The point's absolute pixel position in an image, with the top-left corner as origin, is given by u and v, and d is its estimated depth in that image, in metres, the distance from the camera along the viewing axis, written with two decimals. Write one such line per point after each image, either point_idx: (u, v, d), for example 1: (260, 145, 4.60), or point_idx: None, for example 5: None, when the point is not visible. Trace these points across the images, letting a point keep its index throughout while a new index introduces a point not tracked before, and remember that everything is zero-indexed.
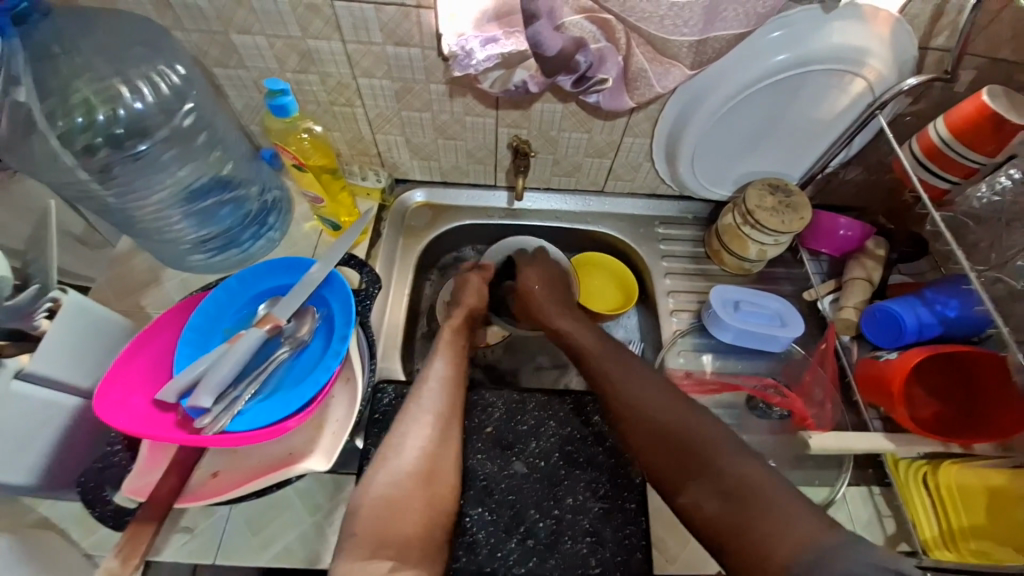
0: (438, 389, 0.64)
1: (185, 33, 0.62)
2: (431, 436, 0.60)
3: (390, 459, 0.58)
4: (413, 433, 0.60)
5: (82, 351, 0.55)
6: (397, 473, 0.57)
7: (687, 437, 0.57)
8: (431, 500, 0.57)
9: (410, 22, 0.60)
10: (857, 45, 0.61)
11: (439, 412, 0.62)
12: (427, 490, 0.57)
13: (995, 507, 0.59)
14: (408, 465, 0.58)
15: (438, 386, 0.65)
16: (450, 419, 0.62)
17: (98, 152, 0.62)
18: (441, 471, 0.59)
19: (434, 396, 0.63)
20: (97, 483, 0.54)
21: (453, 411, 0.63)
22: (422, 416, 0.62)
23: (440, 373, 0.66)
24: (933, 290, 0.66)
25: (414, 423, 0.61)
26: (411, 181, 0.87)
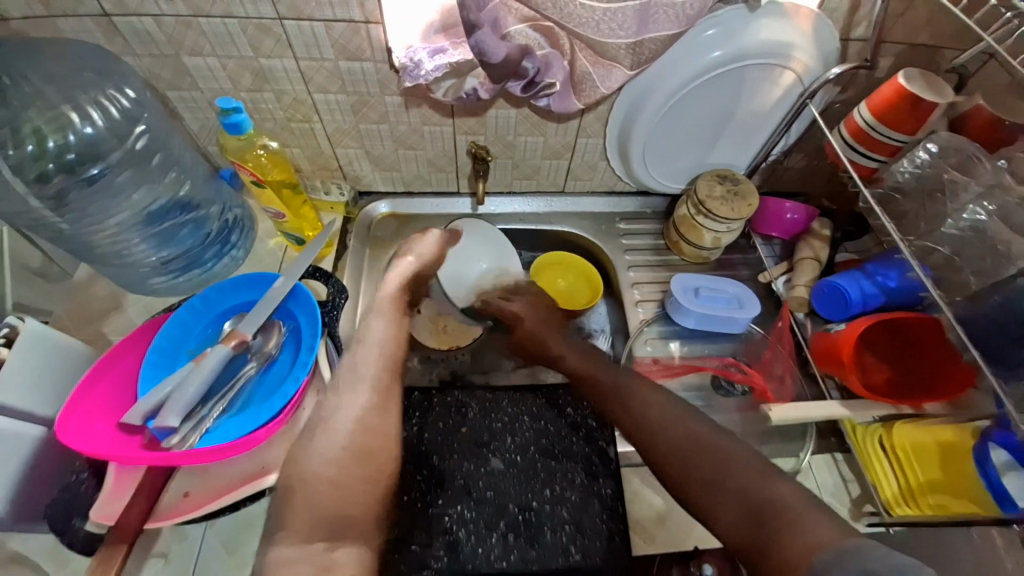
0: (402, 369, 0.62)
1: (135, 58, 0.62)
2: (369, 400, 0.58)
3: (323, 437, 0.54)
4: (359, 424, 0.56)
5: (44, 379, 0.55)
6: (328, 449, 0.53)
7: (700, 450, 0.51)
8: (372, 476, 0.53)
9: (360, 37, 0.62)
10: (784, 40, 0.66)
11: (374, 380, 0.59)
12: (366, 466, 0.53)
13: (949, 459, 0.62)
14: (341, 441, 0.53)
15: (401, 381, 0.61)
16: (387, 386, 0.60)
17: (53, 179, 0.62)
18: (384, 446, 0.55)
19: (368, 363, 0.61)
20: (64, 513, 0.53)
21: (391, 378, 0.61)
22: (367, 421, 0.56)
23: (378, 338, 0.64)
24: (872, 264, 0.70)
25: (348, 391, 0.58)
26: (375, 194, 0.88)
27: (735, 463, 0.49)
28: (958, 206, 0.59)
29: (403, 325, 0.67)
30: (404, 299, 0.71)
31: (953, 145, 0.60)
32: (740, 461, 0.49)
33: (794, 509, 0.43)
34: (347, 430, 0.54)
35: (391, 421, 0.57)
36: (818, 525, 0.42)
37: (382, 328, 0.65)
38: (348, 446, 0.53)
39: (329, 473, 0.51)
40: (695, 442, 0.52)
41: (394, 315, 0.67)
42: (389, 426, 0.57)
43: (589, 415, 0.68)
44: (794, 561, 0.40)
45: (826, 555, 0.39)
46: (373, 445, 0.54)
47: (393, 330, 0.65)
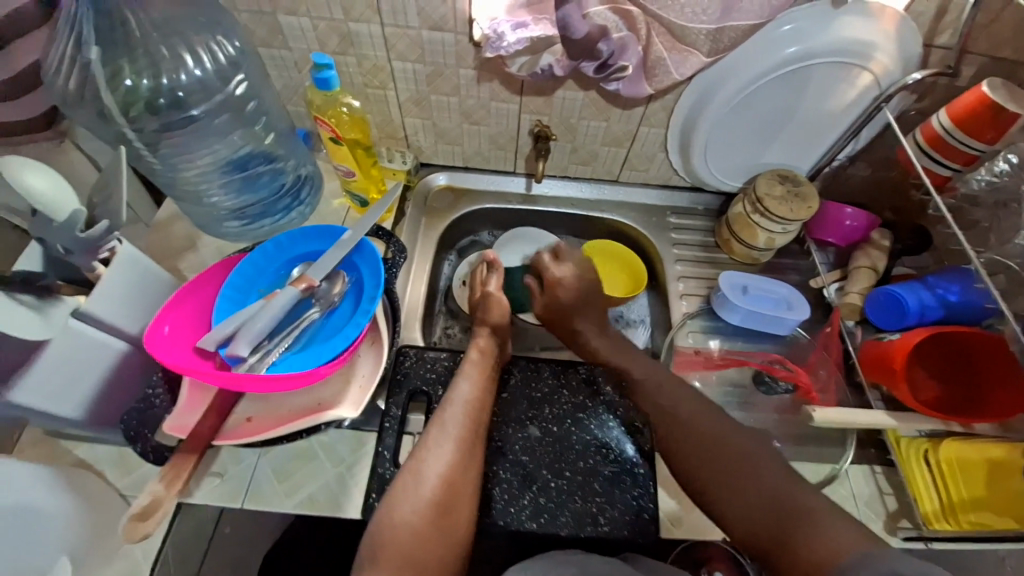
0: (463, 412, 0.61)
1: (236, 13, 0.67)
2: (453, 459, 0.58)
3: (409, 489, 0.56)
4: (434, 459, 0.58)
5: (133, 300, 0.59)
6: (412, 500, 0.55)
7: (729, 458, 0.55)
8: (444, 526, 0.55)
9: (446, 8, 0.65)
10: (865, 40, 0.66)
11: (460, 437, 0.59)
12: (445, 522, 0.55)
13: (994, 478, 0.61)
14: (428, 494, 0.55)
15: (462, 412, 0.61)
16: (472, 447, 0.60)
17: (162, 112, 0.67)
18: (462, 494, 0.57)
19: (455, 418, 0.61)
20: (139, 422, 0.58)
21: (474, 440, 0.60)
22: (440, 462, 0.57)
23: (464, 397, 0.62)
24: (934, 276, 0.69)
25: (435, 447, 0.58)
26: (434, 166, 0.91)
27: (761, 460, 0.54)
28: None
29: (489, 386, 0.65)
30: (491, 353, 0.68)
31: None
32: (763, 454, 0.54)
33: (824, 513, 0.48)
34: (432, 485, 0.56)
35: (473, 478, 0.58)
36: (846, 529, 0.46)
37: (468, 385, 0.64)
38: (431, 497, 0.55)
39: (412, 524, 0.54)
40: (715, 430, 0.58)
41: (480, 374, 0.65)
42: (457, 470, 0.58)
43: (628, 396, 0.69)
44: (817, 558, 0.45)
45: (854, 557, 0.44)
46: (445, 498, 0.56)
47: (481, 383, 0.64)
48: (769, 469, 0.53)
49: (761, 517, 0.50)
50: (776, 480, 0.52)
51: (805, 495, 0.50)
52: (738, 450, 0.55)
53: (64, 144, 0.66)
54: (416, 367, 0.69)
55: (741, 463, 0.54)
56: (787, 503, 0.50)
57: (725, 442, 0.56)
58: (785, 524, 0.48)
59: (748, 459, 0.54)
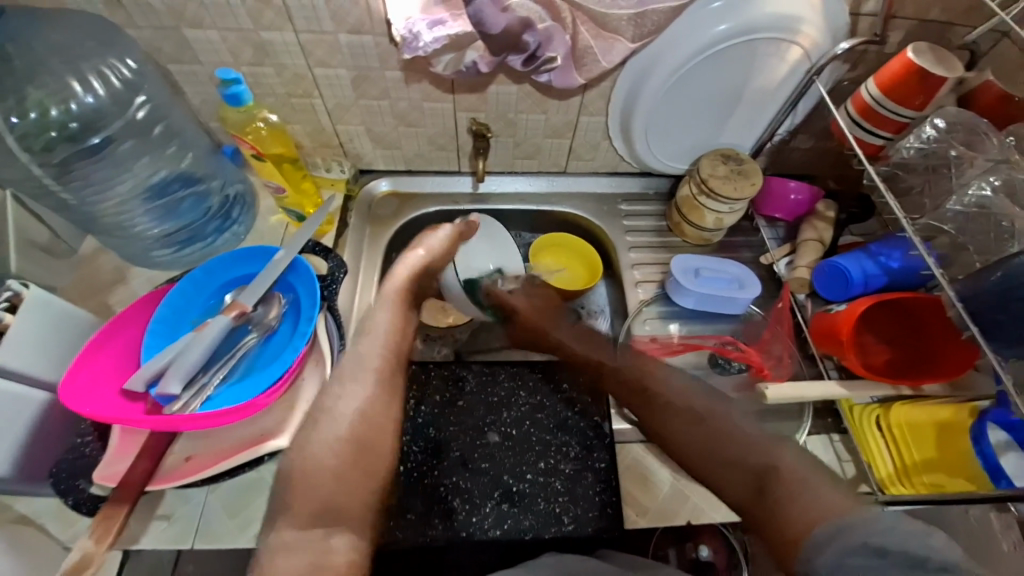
0: (384, 341, 0.57)
1: (137, 30, 0.62)
2: (373, 393, 0.52)
3: (317, 429, 0.49)
4: (349, 394, 0.52)
5: (47, 346, 0.56)
6: (322, 441, 0.49)
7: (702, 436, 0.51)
8: (362, 463, 0.48)
9: (360, 9, 0.62)
10: (789, 13, 0.65)
11: (377, 368, 0.54)
12: (360, 461, 0.48)
13: (941, 438, 0.63)
14: (341, 430, 0.49)
15: (382, 338, 0.57)
16: (390, 379, 0.54)
17: (57, 148, 0.63)
18: (385, 436, 0.51)
19: (373, 349, 0.56)
20: (71, 473, 0.55)
21: (396, 369, 0.55)
22: (357, 395, 0.52)
23: (384, 326, 0.58)
24: (876, 244, 0.69)
25: (352, 383, 0.53)
26: (376, 172, 0.88)
27: (735, 436, 0.49)
28: (964, 181, 0.59)
29: (408, 305, 0.62)
30: (416, 292, 0.65)
31: (960, 120, 0.60)
32: (728, 429, 0.50)
33: (793, 474, 0.43)
34: (347, 421, 0.50)
35: (394, 414, 0.52)
36: (817, 488, 0.41)
37: (387, 312, 0.59)
38: (345, 435, 0.49)
39: (326, 464, 0.47)
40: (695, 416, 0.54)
41: (401, 299, 0.62)
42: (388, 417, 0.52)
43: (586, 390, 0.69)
44: (790, 527, 0.40)
45: (823, 517, 0.39)
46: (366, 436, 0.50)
47: (404, 312, 0.60)
48: (740, 445, 0.48)
49: (741, 489, 0.45)
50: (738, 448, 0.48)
51: (770, 456, 0.46)
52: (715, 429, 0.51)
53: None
54: None
55: (714, 443, 0.50)
56: (764, 473, 0.44)
57: (699, 429, 0.52)
58: (759, 495, 0.43)
59: (724, 439, 0.49)
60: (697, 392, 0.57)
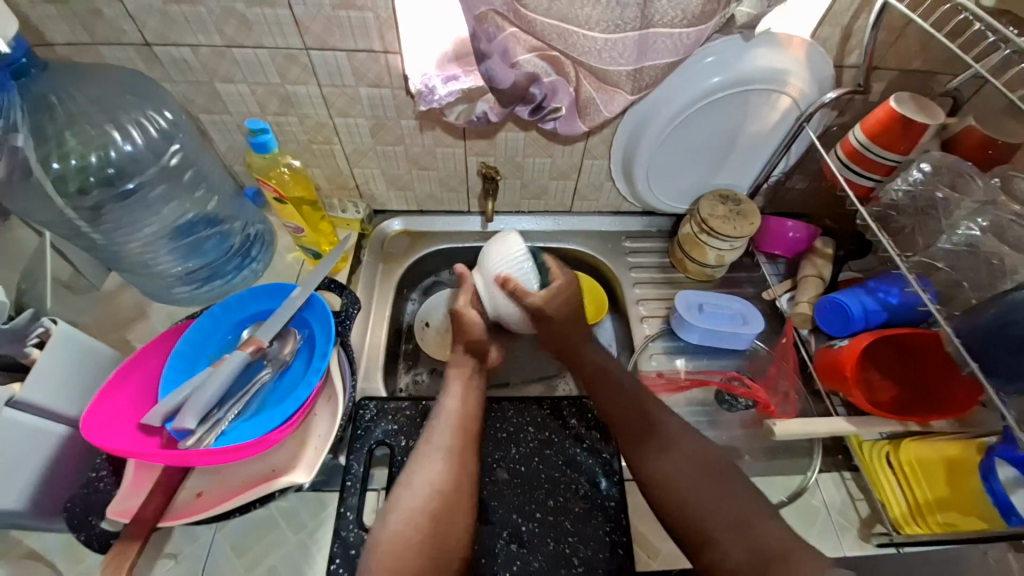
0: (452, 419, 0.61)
1: (173, 84, 0.67)
2: (448, 473, 0.57)
3: (400, 496, 0.54)
4: (426, 468, 0.57)
5: (69, 380, 0.58)
6: (404, 515, 0.53)
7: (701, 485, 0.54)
8: (438, 540, 0.53)
9: (379, 66, 0.67)
10: (778, 67, 0.70)
11: (449, 447, 0.59)
12: (441, 531, 0.53)
13: (953, 476, 0.62)
14: (418, 507, 0.54)
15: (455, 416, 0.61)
16: (462, 452, 0.59)
17: (91, 191, 0.67)
18: (459, 508, 0.55)
19: (443, 432, 0.60)
20: (85, 508, 0.55)
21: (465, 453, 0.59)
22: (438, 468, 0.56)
23: (451, 411, 0.62)
24: (874, 281, 0.71)
25: (424, 461, 0.57)
26: (389, 212, 0.92)
27: (740, 498, 0.52)
28: (953, 222, 0.60)
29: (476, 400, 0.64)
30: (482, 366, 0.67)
31: (945, 164, 0.63)
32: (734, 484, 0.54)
33: (789, 548, 0.47)
34: (424, 496, 0.55)
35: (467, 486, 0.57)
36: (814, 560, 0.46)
37: (455, 402, 0.63)
38: (422, 512, 0.54)
39: (404, 537, 0.52)
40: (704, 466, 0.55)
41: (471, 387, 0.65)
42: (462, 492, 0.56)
43: (593, 427, 0.69)
44: None
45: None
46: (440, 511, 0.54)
47: (472, 404, 0.63)
48: (744, 508, 0.51)
49: (742, 553, 0.48)
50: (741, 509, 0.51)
51: (769, 527, 0.50)
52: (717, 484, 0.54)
53: (11, 221, 0.61)
54: (378, 420, 0.67)
55: (716, 500, 0.53)
56: (768, 544, 0.48)
57: (711, 480, 0.54)
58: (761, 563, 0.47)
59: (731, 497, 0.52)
60: (693, 439, 0.59)
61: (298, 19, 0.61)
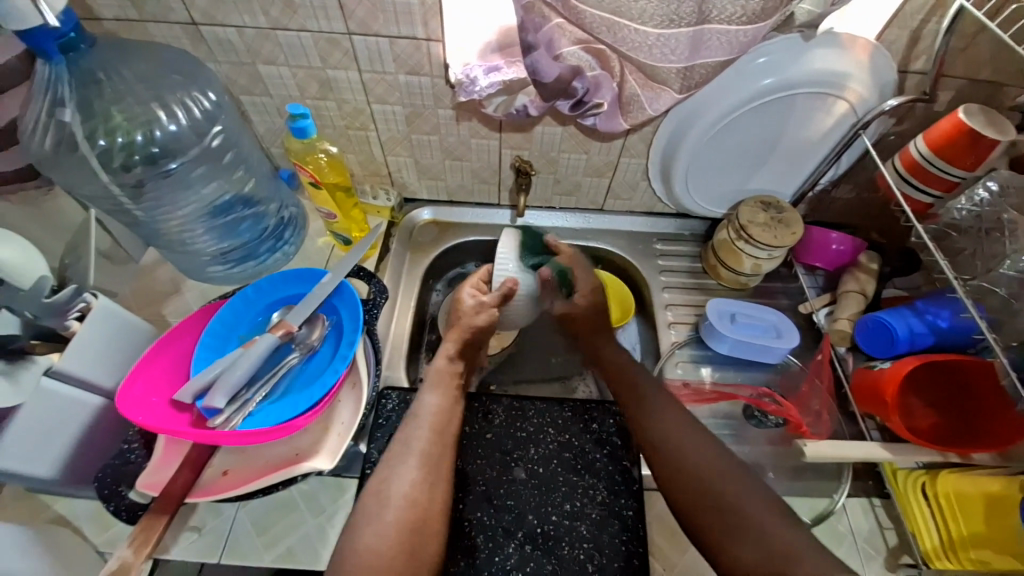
0: (429, 429, 0.60)
1: (216, 64, 0.68)
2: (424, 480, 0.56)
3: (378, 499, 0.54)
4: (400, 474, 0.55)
5: (107, 353, 0.60)
6: (377, 524, 0.52)
7: (708, 483, 0.54)
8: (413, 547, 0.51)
9: (421, 53, 0.66)
10: (838, 70, 0.66)
11: (422, 452, 0.58)
12: (411, 548, 0.51)
13: (991, 513, 0.60)
14: (392, 517, 0.52)
15: (430, 425, 0.60)
16: (438, 460, 0.58)
17: (134, 169, 0.68)
18: (428, 523, 0.53)
19: (418, 434, 0.59)
20: (115, 479, 0.57)
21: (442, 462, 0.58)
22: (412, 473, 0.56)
23: (430, 410, 0.61)
24: (923, 302, 0.68)
25: (399, 464, 0.56)
26: (419, 201, 0.92)
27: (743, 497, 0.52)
28: (1018, 248, 0.57)
29: (455, 397, 0.64)
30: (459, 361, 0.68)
31: (1014, 185, 0.58)
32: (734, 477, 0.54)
33: (795, 549, 0.47)
34: (397, 506, 0.53)
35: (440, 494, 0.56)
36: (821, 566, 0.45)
37: (434, 399, 0.63)
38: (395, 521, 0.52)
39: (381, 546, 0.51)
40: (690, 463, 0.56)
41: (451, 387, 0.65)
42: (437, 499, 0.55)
43: (614, 432, 0.68)
44: None
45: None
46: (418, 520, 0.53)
47: (450, 405, 0.63)
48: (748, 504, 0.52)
49: (751, 553, 0.48)
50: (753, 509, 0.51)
51: (775, 526, 0.50)
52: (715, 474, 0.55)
53: (53, 190, 0.65)
54: (399, 411, 0.68)
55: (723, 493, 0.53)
56: (773, 543, 0.48)
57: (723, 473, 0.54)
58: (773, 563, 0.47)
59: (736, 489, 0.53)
60: (699, 440, 0.59)
61: (342, 3, 0.60)
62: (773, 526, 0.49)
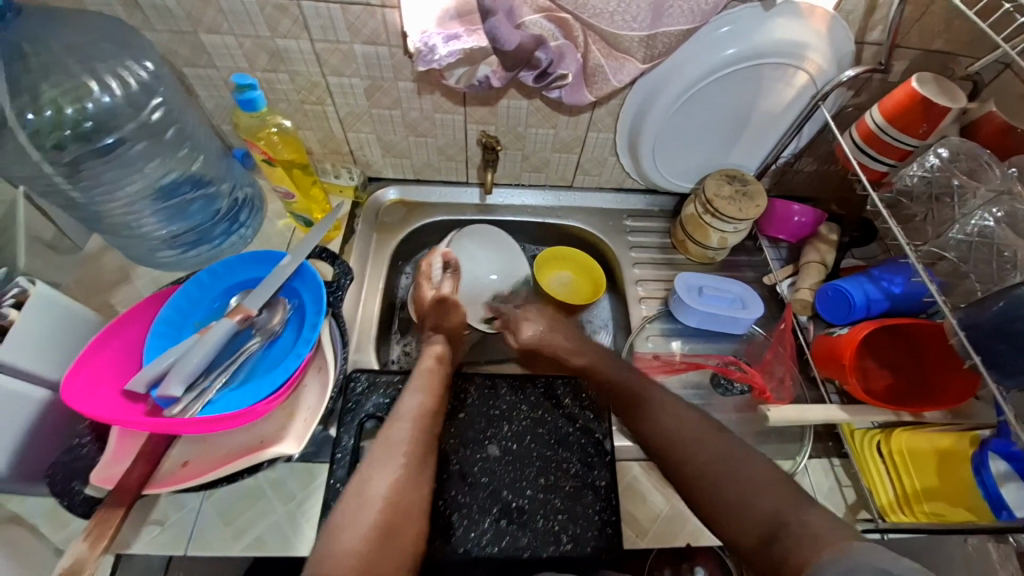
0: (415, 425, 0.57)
1: (154, 33, 0.63)
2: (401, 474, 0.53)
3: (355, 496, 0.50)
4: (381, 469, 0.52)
5: (50, 344, 0.56)
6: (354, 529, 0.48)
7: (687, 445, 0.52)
8: (386, 546, 0.48)
9: (377, 22, 0.63)
10: (797, 41, 0.66)
11: (408, 450, 0.55)
12: (389, 546, 0.48)
13: (944, 467, 0.62)
14: (372, 516, 0.49)
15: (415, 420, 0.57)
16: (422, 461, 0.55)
17: (68, 147, 0.62)
18: (407, 516, 0.51)
19: (402, 433, 0.56)
20: (66, 475, 0.54)
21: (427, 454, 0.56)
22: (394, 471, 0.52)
23: (414, 411, 0.58)
24: (878, 269, 0.70)
25: (381, 461, 0.53)
26: (384, 180, 0.89)
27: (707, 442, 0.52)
28: (966, 211, 0.59)
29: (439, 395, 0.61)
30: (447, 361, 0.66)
31: (963, 150, 0.61)
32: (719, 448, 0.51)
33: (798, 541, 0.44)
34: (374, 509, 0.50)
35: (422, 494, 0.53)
36: None
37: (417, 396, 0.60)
38: (373, 523, 0.49)
39: (357, 548, 0.47)
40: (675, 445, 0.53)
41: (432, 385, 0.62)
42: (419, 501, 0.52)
43: (586, 406, 0.68)
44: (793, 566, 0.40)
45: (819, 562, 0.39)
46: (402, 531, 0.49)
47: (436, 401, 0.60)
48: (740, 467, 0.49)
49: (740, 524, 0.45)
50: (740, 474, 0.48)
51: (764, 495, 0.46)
52: (701, 443, 0.52)
53: None
54: (369, 393, 0.66)
55: (705, 463, 0.50)
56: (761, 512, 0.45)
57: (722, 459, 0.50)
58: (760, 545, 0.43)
59: (709, 459, 0.50)
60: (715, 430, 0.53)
61: None
62: (770, 490, 0.46)
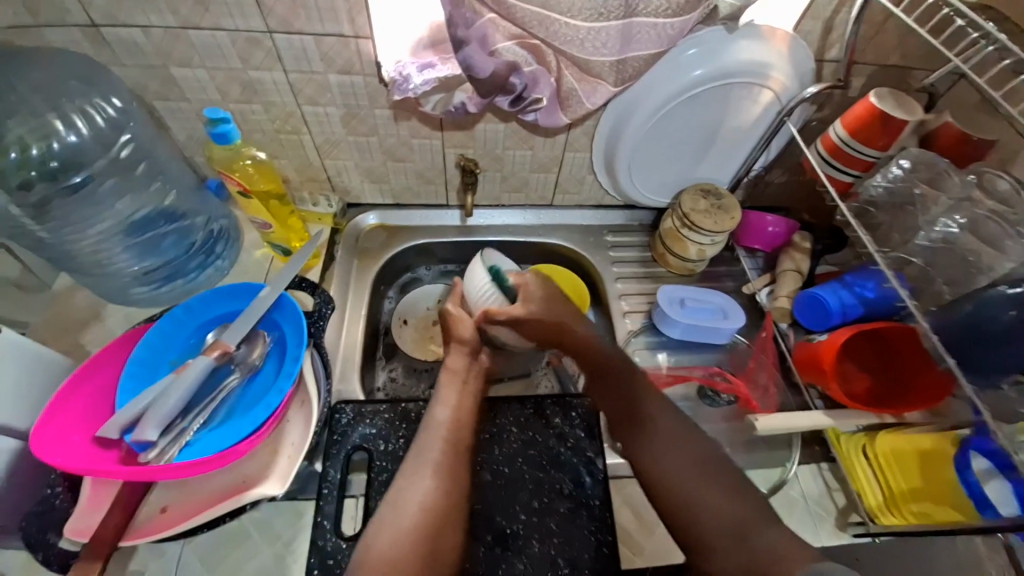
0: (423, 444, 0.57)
1: (122, 68, 0.62)
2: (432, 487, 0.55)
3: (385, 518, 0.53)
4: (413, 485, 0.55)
5: (17, 391, 0.54)
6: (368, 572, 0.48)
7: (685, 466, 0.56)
8: (430, 552, 0.52)
9: (350, 51, 0.63)
10: (761, 60, 0.69)
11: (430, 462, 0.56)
12: None
13: (927, 467, 0.63)
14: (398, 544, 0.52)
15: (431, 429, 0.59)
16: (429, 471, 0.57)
17: (36, 186, 0.62)
18: (448, 527, 0.54)
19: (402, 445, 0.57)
20: (39, 527, 0.52)
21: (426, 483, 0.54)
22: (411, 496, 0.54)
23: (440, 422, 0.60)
24: (851, 275, 0.72)
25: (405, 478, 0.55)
26: (364, 206, 0.88)
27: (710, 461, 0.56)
28: (930, 219, 0.62)
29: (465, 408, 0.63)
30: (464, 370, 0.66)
31: (922, 160, 0.63)
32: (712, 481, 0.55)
33: None
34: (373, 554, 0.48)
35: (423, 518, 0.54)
36: None
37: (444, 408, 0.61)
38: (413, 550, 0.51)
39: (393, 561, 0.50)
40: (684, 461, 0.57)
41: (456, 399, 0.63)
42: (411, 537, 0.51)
43: (577, 425, 0.68)
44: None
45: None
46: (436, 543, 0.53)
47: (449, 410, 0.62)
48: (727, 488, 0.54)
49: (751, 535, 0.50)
50: (737, 513, 0.52)
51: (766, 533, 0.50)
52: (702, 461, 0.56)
53: None
54: (355, 424, 0.64)
55: (703, 499, 0.54)
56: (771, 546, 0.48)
57: (722, 491, 0.53)
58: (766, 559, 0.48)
59: (707, 490, 0.54)
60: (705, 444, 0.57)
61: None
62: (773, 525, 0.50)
